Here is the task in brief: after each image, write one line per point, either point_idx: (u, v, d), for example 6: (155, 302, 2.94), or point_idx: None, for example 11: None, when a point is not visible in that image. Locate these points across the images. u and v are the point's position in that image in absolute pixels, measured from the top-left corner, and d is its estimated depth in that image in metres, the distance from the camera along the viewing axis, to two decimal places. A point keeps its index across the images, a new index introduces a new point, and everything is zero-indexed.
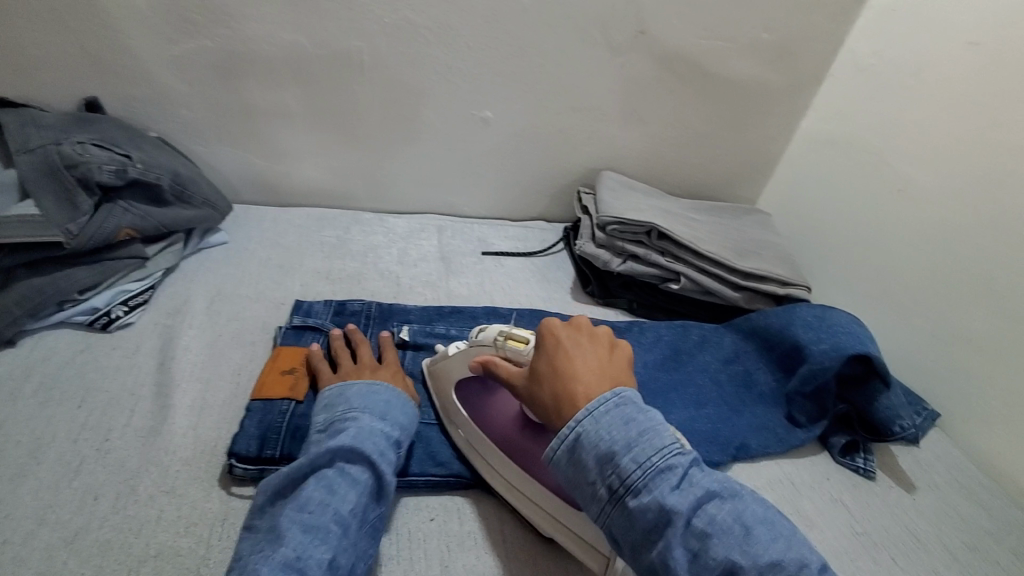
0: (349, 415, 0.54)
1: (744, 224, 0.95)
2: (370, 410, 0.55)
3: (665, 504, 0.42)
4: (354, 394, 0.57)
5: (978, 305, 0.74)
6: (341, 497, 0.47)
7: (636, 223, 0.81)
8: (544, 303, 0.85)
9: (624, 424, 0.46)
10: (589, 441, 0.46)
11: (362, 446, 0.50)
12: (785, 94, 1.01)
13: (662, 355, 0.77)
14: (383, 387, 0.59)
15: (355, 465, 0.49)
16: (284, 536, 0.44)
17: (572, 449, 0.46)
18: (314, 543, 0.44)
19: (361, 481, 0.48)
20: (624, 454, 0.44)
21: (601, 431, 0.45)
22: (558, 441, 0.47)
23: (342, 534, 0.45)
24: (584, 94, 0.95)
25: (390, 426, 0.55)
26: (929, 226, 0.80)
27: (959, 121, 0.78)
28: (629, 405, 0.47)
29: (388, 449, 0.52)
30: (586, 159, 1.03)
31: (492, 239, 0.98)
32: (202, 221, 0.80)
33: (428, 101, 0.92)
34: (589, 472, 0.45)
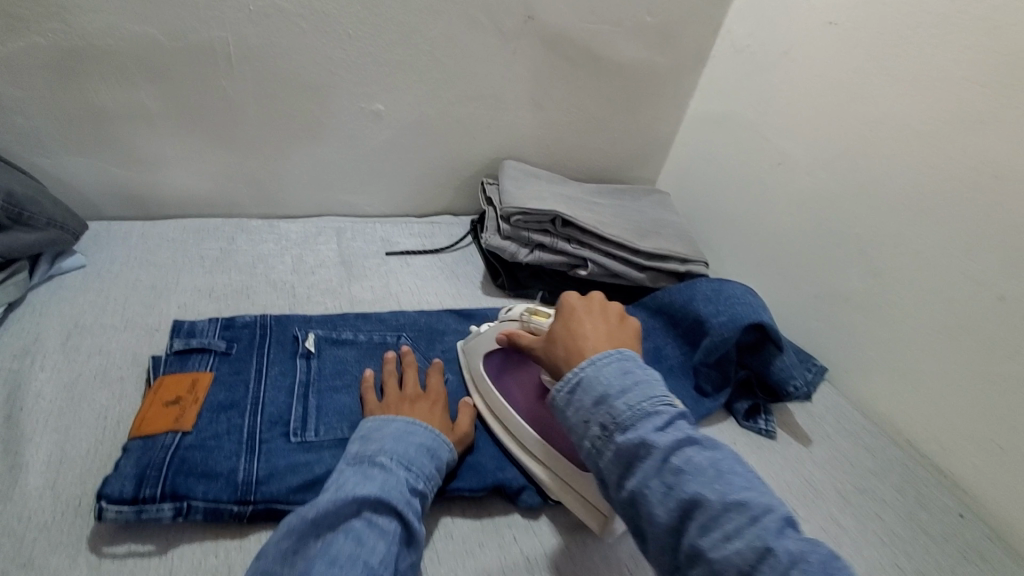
0: (378, 457, 0.49)
1: (644, 205, 0.97)
2: (404, 453, 0.50)
3: (647, 440, 0.44)
4: (388, 434, 0.52)
5: (850, 265, 0.80)
6: (369, 548, 0.43)
7: (539, 212, 0.80)
8: (453, 299, 0.82)
9: (621, 375, 0.48)
10: (588, 387, 0.49)
11: (390, 495, 0.46)
12: (673, 76, 1.05)
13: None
14: (421, 428, 0.54)
15: (382, 514, 0.45)
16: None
17: (571, 391, 0.50)
18: None
19: (389, 532, 0.44)
20: (618, 396, 0.47)
21: (599, 376, 0.49)
22: (563, 385, 0.50)
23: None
24: (479, 82, 0.93)
25: (422, 469, 0.50)
26: (805, 196, 0.86)
27: (824, 97, 0.84)
28: (627, 359, 0.50)
29: (417, 498, 0.49)
30: (487, 149, 1.00)
31: (396, 238, 0.94)
32: (50, 244, 0.69)
33: (312, 97, 0.85)
34: (584, 411, 0.48)
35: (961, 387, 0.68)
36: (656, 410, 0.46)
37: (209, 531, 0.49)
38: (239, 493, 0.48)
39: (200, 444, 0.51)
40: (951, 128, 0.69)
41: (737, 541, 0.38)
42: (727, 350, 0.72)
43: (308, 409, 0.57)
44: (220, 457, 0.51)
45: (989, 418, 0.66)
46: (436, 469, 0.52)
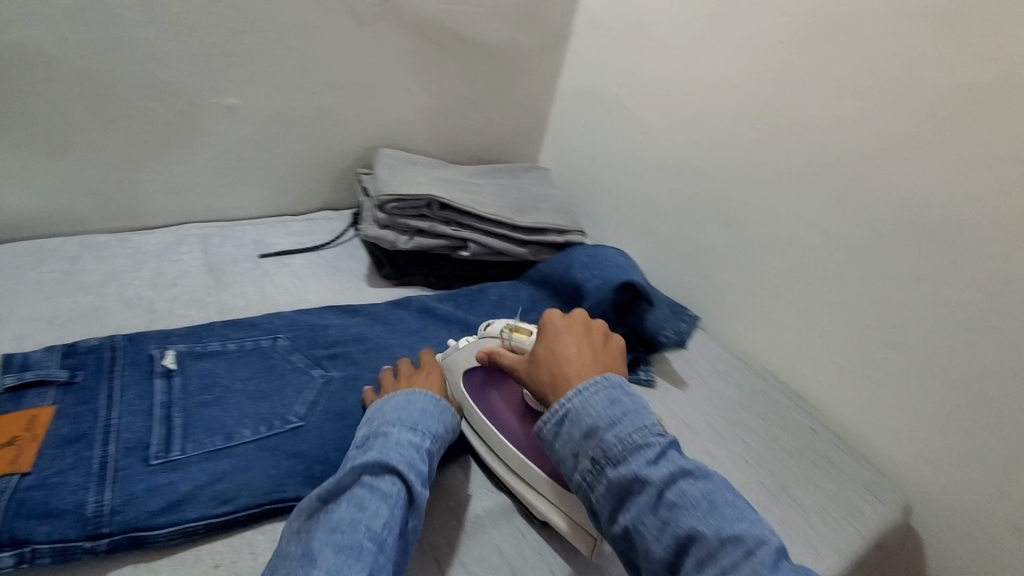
0: (383, 428, 0.53)
1: (523, 182, 1.00)
2: (405, 421, 0.55)
3: (640, 475, 0.45)
4: (391, 407, 0.57)
5: (708, 221, 0.88)
6: (371, 512, 0.45)
7: (414, 198, 0.79)
8: (336, 295, 0.80)
9: (610, 404, 0.49)
10: (576, 417, 0.50)
11: (388, 458, 0.49)
12: (539, 54, 1.07)
13: (462, 318, 0.78)
14: (420, 397, 0.59)
15: (383, 478, 0.48)
16: (316, 560, 0.42)
17: (559, 423, 0.50)
18: (349, 563, 0.42)
19: (392, 494, 0.47)
20: (607, 429, 0.48)
21: (587, 407, 0.49)
22: (550, 415, 0.51)
23: (379, 551, 0.44)
24: (341, 69, 0.90)
25: (421, 435, 0.54)
26: (665, 161, 0.93)
27: (672, 66, 0.90)
28: (612, 385, 0.50)
29: (421, 460, 0.52)
30: (360, 139, 0.98)
31: (271, 239, 0.89)
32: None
33: (154, 95, 0.78)
34: (573, 442, 0.49)
35: (805, 318, 0.78)
36: (647, 441, 0.47)
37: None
38: (90, 528, 0.45)
39: (42, 483, 0.46)
40: (775, 88, 0.77)
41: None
42: (604, 311, 0.76)
43: (171, 428, 0.54)
44: (61, 494, 0.46)
45: (829, 341, 0.75)
46: (438, 434, 0.56)
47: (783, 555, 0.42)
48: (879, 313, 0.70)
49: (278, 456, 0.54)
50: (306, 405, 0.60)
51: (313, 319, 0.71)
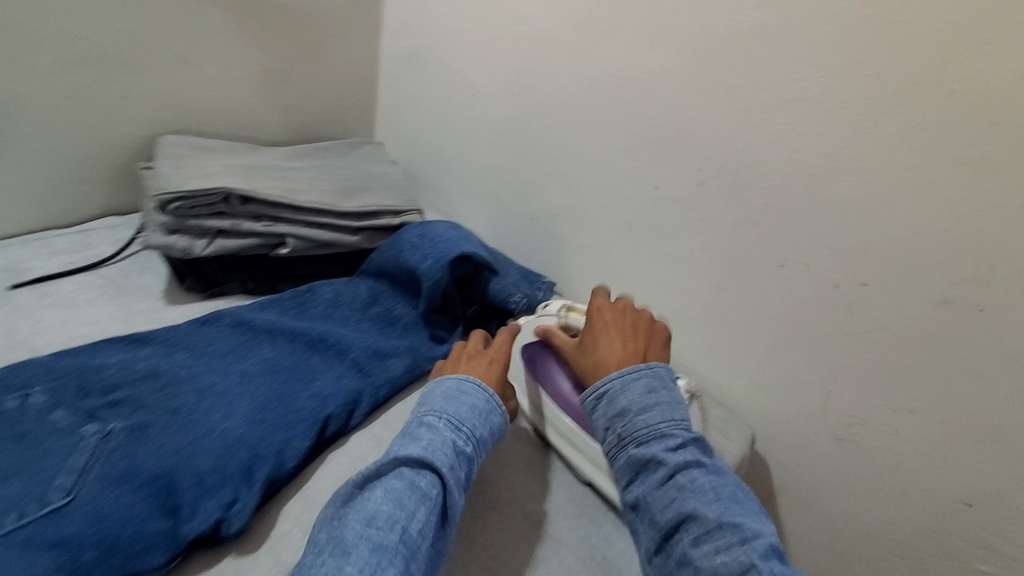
0: (427, 418, 0.53)
1: (352, 160, 0.89)
2: (455, 414, 0.54)
3: (658, 457, 0.51)
4: (440, 394, 0.56)
5: (548, 184, 0.85)
6: (411, 516, 0.45)
7: (205, 193, 0.66)
8: (122, 322, 0.65)
9: (645, 391, 0.55)
10: (613, 396, 0.55)
11: (433, 458, 0.49)
12: (351, 13, 0.95)
13: (287, 326, 0.67)
14: (470, 387, 0.57)
15: (424, 475, 0.48)
16: (350, 558, 0.42)
17: (597, 398, 0.56)
18: (378, 565, 0.42)
19: (430, 497, 0.47)
20: (638, 413, 0.54)
21: (625, 390, 0.55)
22: (590, 390, 0.57)
23: (408, 557, 0.44)
24: (87, 40, 0.71)
25: (466, 436, 0.53)
26: (499, 126, 0.88)
27: (491, 21, 0.84)
28: (654, 377, 0.56)
29: (462, 461, 0.51)
30: (136, 126, 0.80)
31: (28, 262, 0.71)
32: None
33: None
34: (605, 417, 0.55)
35: (647, 271, 0.79)
36: (670, 431, 0.53)
37: None
38: None
39: None
40: (592, 40, 0.74)
41: (726, 554, 0.46)
42: (445, 291, 0.71)
43: None
44: None
45: (670, 291, 0.77)
46: (483, 431, 0.54)
47: (774, 547, 0.47)
48: (710, 259, 0.72)
49: (31, 555, 0.43)
50: (75, 475, 0.48)
51: (83, 359, 0.57)
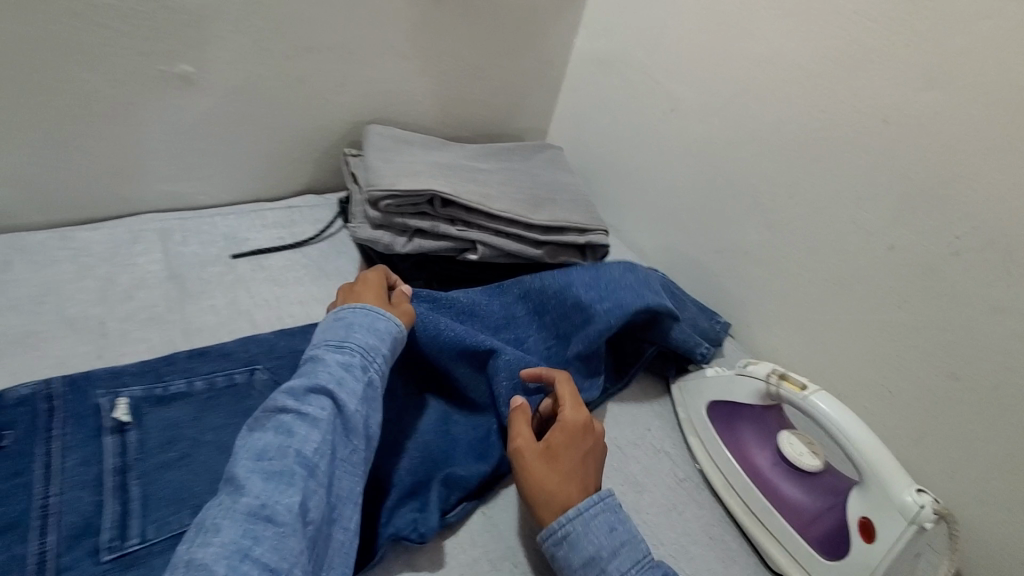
0: (310, 354, 0.50)
1: (535, 165, 0.86)
2: (334, 340, 0.51)
3: None
4: (320, 331, 0.53)
5: (748, 219, 0.78)
6: (301, 438, 0.43)
7: (413, 193, 0.67)
8: (322, 306, 0.69)
9: (609, 532, 0.47)
10: (579, 542, 0.46)
11: (317, 382, 0.47)
12: (555, 10, 0.90)
13: (428, 318, 0.61)
14: (349, 313, 0.54)
15: (313, 401, 0.46)
16: (243, 487, 0.40)
17: (558, 545, 0.47)
18: (278, 489, 0.40)
19: (320, 417, 0.45)
20: (610, 559, 0.46)
21: (591, 534, 0.46)
22: (549, 533, 0.47)
23: (307, 477, 0.42)
24: (320, 29, 0.74)
25: (353, 354, 0.50)
26: (701, 146, 0.81)
27: (715, 34, 0.76)
28: (613, 510, 0.48)
29: (356, 375, 0.49)
30: (344, 112, 0.83)
31: (244, 233, 0.76)
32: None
33: (82, 61, 0.62)
34: (572, 568, 0.46)
35: (855, 337, 0.69)
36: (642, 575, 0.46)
37: None
38: None
39: None
40: (840, 71, 0.65)
41: None
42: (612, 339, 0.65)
43: (127, 505, 0.44)
44: None
45: (883, 366, 0.67)
46: (374, 348, 0.52)
47: None
48: (941, 340, 0.62)
49: None
50: None
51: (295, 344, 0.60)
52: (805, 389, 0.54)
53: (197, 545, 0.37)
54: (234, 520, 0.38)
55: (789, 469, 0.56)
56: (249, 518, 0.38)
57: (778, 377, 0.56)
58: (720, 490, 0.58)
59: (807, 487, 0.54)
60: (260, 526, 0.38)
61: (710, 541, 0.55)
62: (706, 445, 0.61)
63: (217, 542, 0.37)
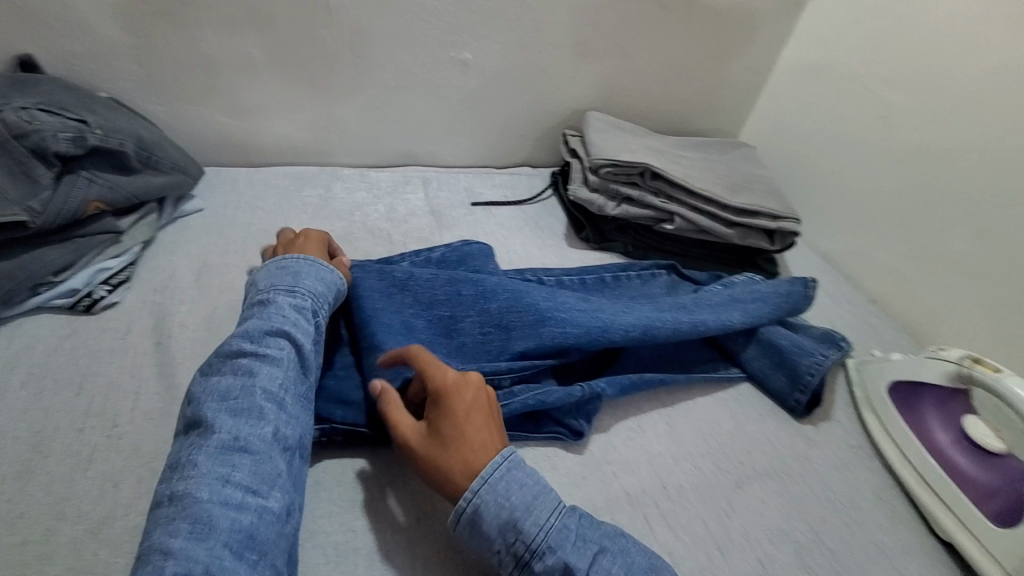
0: (259, 297, 0.55)
1: (731, 159, 0.94)
2: (280, 284, 0.56)
3: (570, 564, 0.43)
4: (262, 276, 0.57)
5: (955, 227, 0.78)
6: (263, 376, 0.48)
7: (630, 165, 0.80)
8: (540, 251, 0.85)
9: (519, 487, 0.45)
10: (489, 509, 0.44)
11: (272, 323, 0.51)
12: (769, 22, 0.98)
13: (366, 303, 0.62)
14: (292, 261, 0.59)
15: (271, 342, 0.50)
16: (212, 426, 0.44)
17: (468, 516, 0.45)
18: (249, 422, 0.45)
19: (280, 356, 0.50)
20: (526, 517, 0.44)
21: (497, 498, 0.45)
22: (457, 509, 0.45)
23: (275, 409, 0.47)
24: (568, 29, 0.90)
25: (300, 297, 0.55)
26: (910, 153, 0.83)
27: (941, 44, 0.78)
28: (514, 466, 0.46)
29: (305, 319, 0.54)
30: (569, 101, 0.99)
31: (480, 189, 0.95)
32: (58, 132, 0.61)
33: (405, 45, 0.86)
34: (490, 537, 0.44)
35: None
36: (561, 521, 0.45)
37: (348, 449, 0.56)
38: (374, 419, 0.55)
39: None
40: None
41: None
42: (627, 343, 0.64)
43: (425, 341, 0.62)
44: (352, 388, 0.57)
45: None
46: (319, 294, 0.57)
47: None
48: None
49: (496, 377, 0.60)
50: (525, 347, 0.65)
51: (488, 264, 0.75)
52: (1002, 372, 0.56)
53: (177, 481, 0.41)
54: (208, 453, 0.42)
55: (972, 448, 0.58)
56: (223, 451, 0.43)
57: (973, 361, 0.58)
58: (893, 461, 0.62)
59: (991, 469, 0.56)
60: (235, 456, 0.43)
61: (878, 501, 0.59)
62: (887, 425, 0.64)
63: (196, 473, 0.41)
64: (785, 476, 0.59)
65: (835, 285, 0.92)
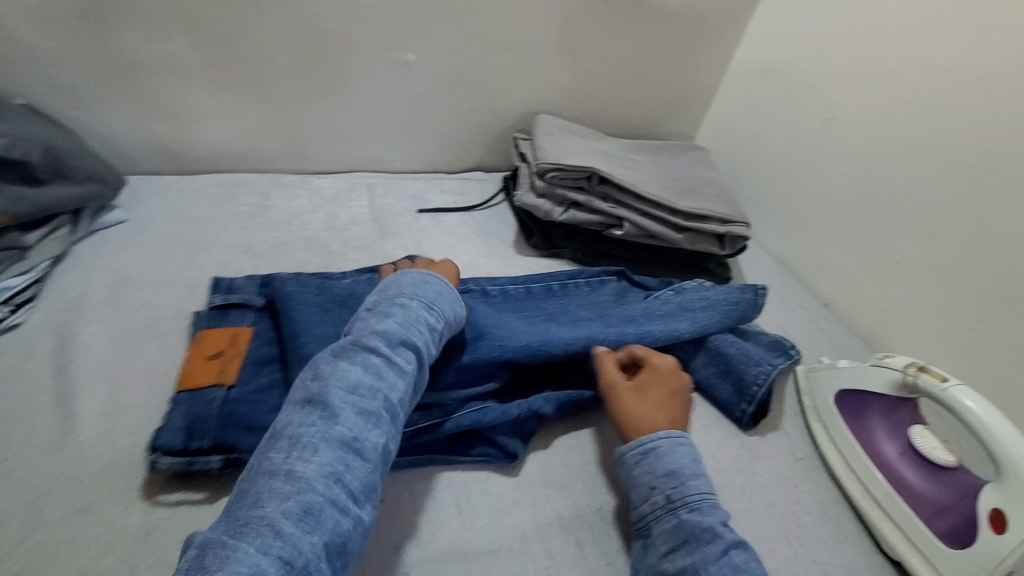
0: (399, 301, 0.56)
1: (684, 162, 0.92)
2: (425, 298, 0.58)
3: (715, 528, 0.48)
4: (405, 283, 0.60)
5: (905, 229, 0.77)
6: (389, 385, 0.49)
7: (576, 169, 0.77)
8: (486, 259, 0.82)
9: (691, 459, 0.53)
10: (665, 457, 0.52)
11: (410, 335, 0.53)
12: (721, 23, 0.96)
13: (301, 316, 0.59)
14: (435, 280, 0.61)
15: (400, 353, 0.52)
16: (339, 416, 0.45)
17: (643, 454, 0.53)
18: (369, 426, 0.46)
19: (407, 370, 0.51)
20: (690, 477, 0.51)
21: (674, 451, 0.52)
22: (635, 443, 0.54)
23: (389, 420, 0.48)
24: (515, 30, 0.88)
25: (436, 316, 0.57)
26: (859, 155, 0.82)
27: (887, 45, 0.77)
28: (690, 443, 0.54)
29: (434, 338, 0.55)
30: (520, 104, 0.96)
31: (427, 195, 0.92)
32: None
33: (345, 46, 0.82)
34: (652, 476, 0.52)
35: None
36: (717, 503, 0.51)
37: None
38: None
39: (244, 399, 0.52)
40: None
41: None
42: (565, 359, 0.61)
43: None
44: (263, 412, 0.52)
45: None
46: (450, 321, 0.59)
47: None
48: None
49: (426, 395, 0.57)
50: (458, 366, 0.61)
51: None
52: (946, 381, 0.54)
53: (295, 461, 0.42)
54: (329, 445, 0.44)
55: (919, 461, 0.56)
56: (342, 447, 0.44)
57: (917, 369, 0.57)
58: (840, 474, 0.60)
59: (940, 482, 0.54)
60: (351, 456, 0.44)
61: (823, 516, 0.57)
62: (830, 431, 0.63)
63: (313, 461, 0.43)
64: (727, 493, 0.57)
65: (790, 288, 0.91)
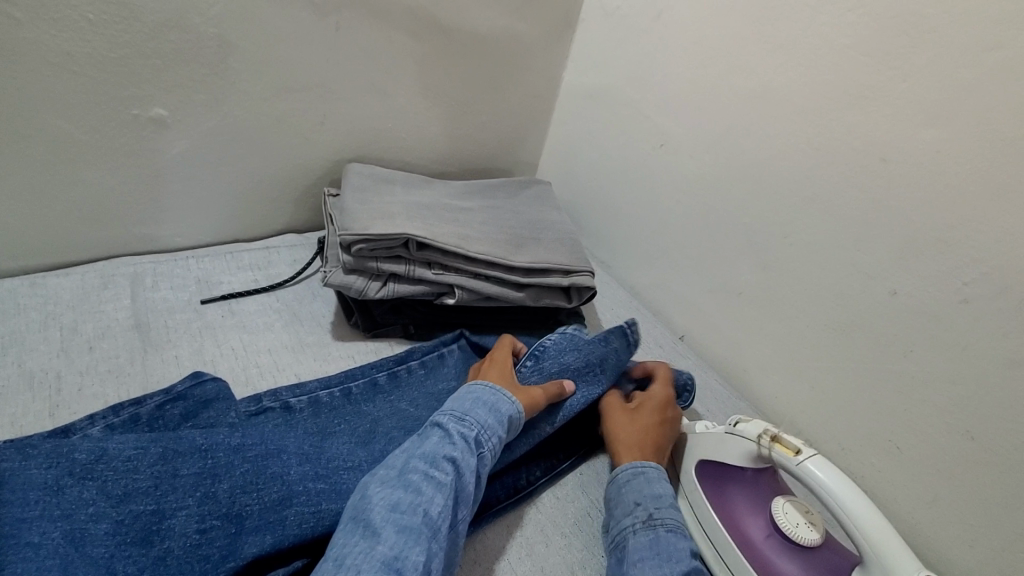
0: (436, 418, 0.52)
1: (522, 202, 0.83)
2: (460, 408, 0.52)
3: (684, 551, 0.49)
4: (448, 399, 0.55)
5: (743, 259, 0.74)
6: (429, 498, 0.44)
7: (386, 238, 0.64)
8: (293, 355, 0.66)
9: (672, 494, 0.55)
10: (652, 480, 0.55)
11: (446, 448, 0.48)
12: (542, 45, 0.88)
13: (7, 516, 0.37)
14: (481, 387, 0.56)
15: (440, 467, 0.46)
16: (376, 535, 0.40)
17: (636, 475, 0.55)
18: (410, 543, 0.41)
19: (447, 482, 0.45)
20: (667, 506, 0.53)
21: (662, 478, 0.55)
22: (632, 464, 0.56)
23: (432, 535, 0.42)
24: (297, 69, 0.72)
25: (473, 426, 0.51)
26: (691, 183, 0.78)
27: (703, 68, 0.73)
28: (673, 483, 0.56)
29: (476, 450, 0.49)
30: (325, 152, 0.81)
31: (219, 275, 0.74)
32: None
33: (51, 108, 0.61)
34: (638, 494, 0.54)
35: (860, 388, 0.64)
36: (687, 535, 0.52)
37: None
38: None
39: None
40: (838, 105, 0.61)
41: None
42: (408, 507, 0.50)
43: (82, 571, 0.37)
44: None
45: (889, 419, 0.63)
46: (496, 427, 0.52)
47: None
48: (952, 394, 0.57)
49: None
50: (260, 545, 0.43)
51: (227, 410, 0.54)
52: (800, 454, 0.49)
53: None
54: (370, 565, 0.38)
55: (784, 544, 0.51)
56: (383, 568, 0.38)
57: (771, 439, 0.52)
58: (711, 564, 0.54)
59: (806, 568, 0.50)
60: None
61: None
62: (696, 512, 0.57)
63: None
64: None
65: (646, 323, 0.86)
